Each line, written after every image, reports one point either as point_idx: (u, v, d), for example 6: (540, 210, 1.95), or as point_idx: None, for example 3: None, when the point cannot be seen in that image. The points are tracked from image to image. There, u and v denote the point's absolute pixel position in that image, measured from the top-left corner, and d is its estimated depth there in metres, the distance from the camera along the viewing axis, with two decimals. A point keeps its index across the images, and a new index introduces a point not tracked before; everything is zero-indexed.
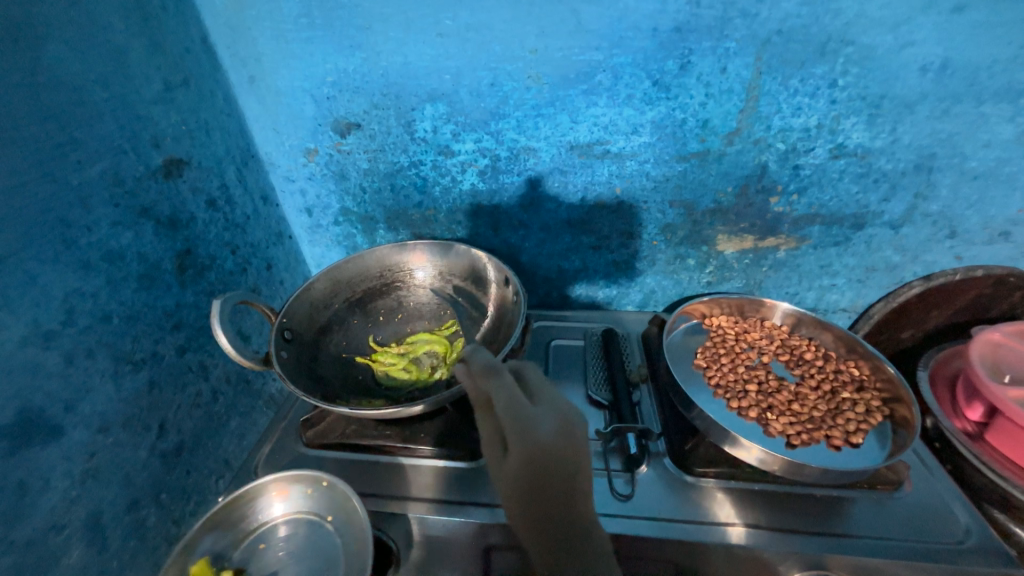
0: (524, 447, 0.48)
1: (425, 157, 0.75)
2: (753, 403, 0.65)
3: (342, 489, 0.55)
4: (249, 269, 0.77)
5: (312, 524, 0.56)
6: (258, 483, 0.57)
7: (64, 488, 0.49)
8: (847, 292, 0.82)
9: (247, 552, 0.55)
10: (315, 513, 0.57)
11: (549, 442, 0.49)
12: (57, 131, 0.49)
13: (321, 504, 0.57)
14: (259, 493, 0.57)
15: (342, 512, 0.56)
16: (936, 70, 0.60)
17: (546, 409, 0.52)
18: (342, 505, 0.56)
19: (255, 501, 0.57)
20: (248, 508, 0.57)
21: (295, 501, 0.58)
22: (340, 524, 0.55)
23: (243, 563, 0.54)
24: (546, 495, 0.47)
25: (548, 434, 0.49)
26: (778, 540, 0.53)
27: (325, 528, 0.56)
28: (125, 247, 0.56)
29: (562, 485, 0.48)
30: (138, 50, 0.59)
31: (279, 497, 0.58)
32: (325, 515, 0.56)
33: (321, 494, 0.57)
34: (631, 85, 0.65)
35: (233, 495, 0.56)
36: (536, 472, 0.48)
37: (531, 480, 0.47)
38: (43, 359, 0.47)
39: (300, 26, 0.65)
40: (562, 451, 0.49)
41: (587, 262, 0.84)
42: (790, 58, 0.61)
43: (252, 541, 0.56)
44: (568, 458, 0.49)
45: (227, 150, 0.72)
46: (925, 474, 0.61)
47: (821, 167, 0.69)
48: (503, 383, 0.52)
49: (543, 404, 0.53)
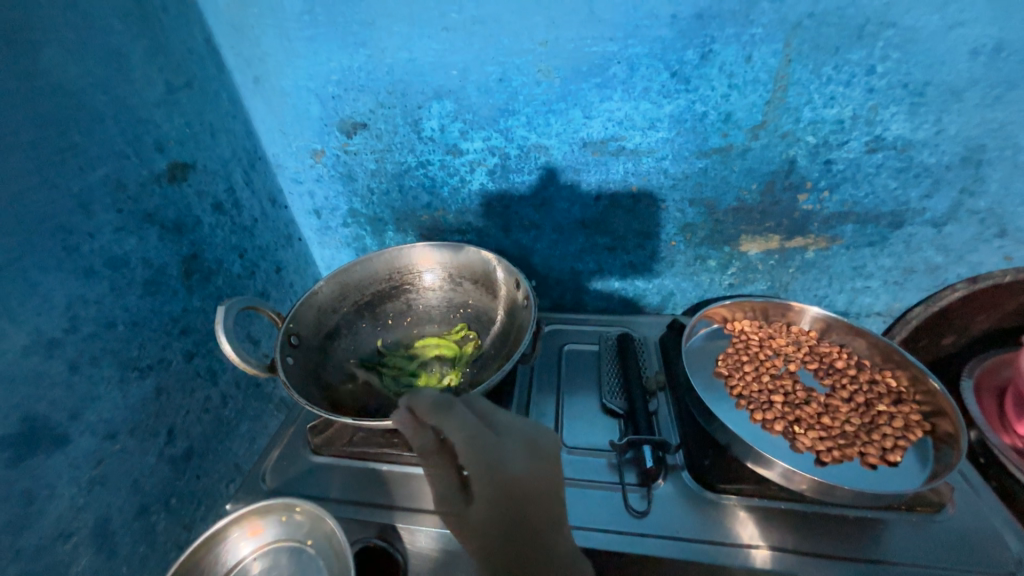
0: (486, 486, 0.46)
1: (432, 156, 0.73)
2: (779, 415, 0.61)
3: (314, 508, 0.53)
4: (258, 272, 0.77)
5: (293, 553, 0.53)
6: (226, 525, 0.53)
7: (71, 496, 0.49)
8: (882, 295, 0.77)
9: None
10: (293, 538, 0.54)
11: (507, 475, 0.46)
12: (58, 137, 0.49)
13: (299, 528, 0.54)
14: (226, 534, 0.53)
15: (321, 531, 0.53)
16: (989, 53, 0.55)
17: (501, 438, 0.48)
18: (320, 528, 0.53)
19: (223, 547, 0.53)
20: (222, 551, 0.53)
21: (271, 532, 0.54)
22: (322, 544, 0.52)
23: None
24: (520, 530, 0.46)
25: (508, 464, 0.46)
26: (806, 565, 0.50)
27: (306, 554, 0.53)
28: (129, 253, 0.55)
29: (535, 519, 0.46)
30: (140, 53, 0.58)
31: (250, 533, 0.54)
32: (304, 540, 0.53)
33: (294, 520, 0.54)
34: (648, 78, 0.62)
35: (202, 540, 0.51)
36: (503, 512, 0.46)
37: (505, 522, 0.46)
38: (47, 368, 0.47)
39: (303, 24, 0.64)
40: (525, 482, 0.46)
41: (602, 263, 0.81)
42: (822, 44, 0.56)
43: None
44: (536, 490, 0.46)
45: (233, 153, 0.71)
46: (972, 495, 0.56)
47: (856, 162, 0.64)
48: (453, 419, 0.48)
49: (499, 436, 0.48)
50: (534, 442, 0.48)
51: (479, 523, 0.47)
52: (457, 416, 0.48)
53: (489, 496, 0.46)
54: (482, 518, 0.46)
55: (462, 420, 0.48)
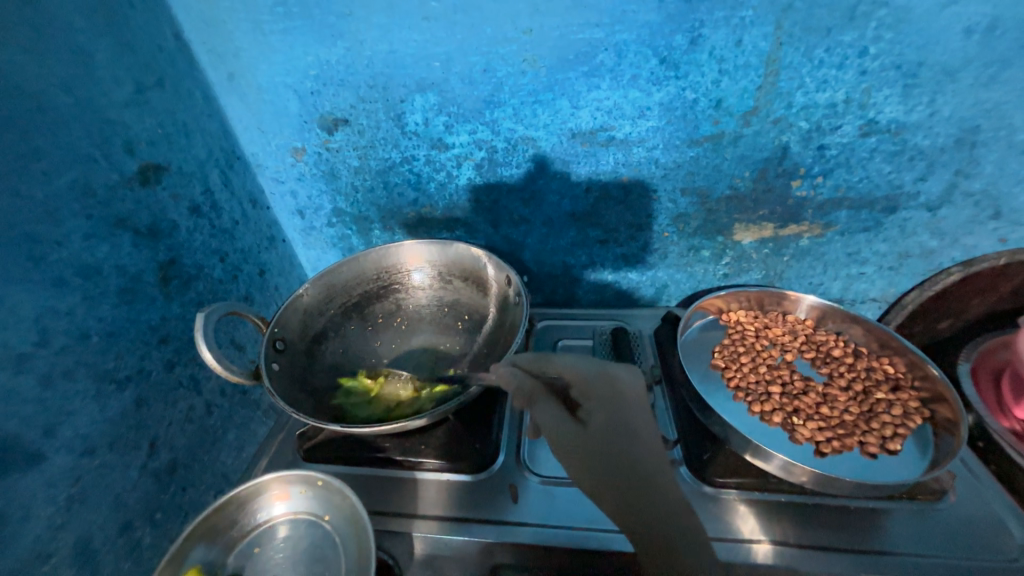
0: (602, 406, 0.55)
1: (418, 152, 0.71)
2: (777, 406, 0.60)
3: (337, 487, 0.53)
4: (241, 276, 0.74)
5: (309, 524, 0.54)
6: (252, 489, 0.54)
7: (48, 516, 0.47)
8: (877, 281, 0.76)
9: (243, 557, 0.53)
10: (313, 513, 0.55)
11: (606, 397, 0.55)
12: (18, 141, 0.46)
13: (319, 504, 0.55)
14: (255, 495, 0.54)
15: (340, 511, 0.53)
16: (983, 32, 0.53)
17: (599, 374, 0.57)
18: (340, 506, 0.54)
19: (247, 509, 0.54)
20: (241, 513, 0.54)
21: (291, 502, 0.56)
22: (339, 523, 0.53)
23: (240, 567, 0.52)
24: (623, 434, 0.52)
25: (624, 392, 0.55)
26: (807, 558, 0.49)
27: (322, 528, 0.54)
28: (101, 261, 0.53)
29: (630, 428, 0.53)
30: (104, 50, 0.55)
31: (276, 499, 0.55)
32: (322, 514, 0.54)
33: (317, 494, 0.55)
34: (636, 65, 0.60)
35: (225, 500, 0.53)
36: (612, 424, 0.53)
37: (609, 437, 0.52)
38: (16, 384, 0.45)
39: (276, 16, 0.61)
40: (628, 401, 0.55)
41: (594, 257, 0.79)
42: (814, 25, 0.55)
43: (248, 545, 0.53)
44: (634, 408, 0.54)
45: (209, 153, 0.69)
46: (972, 481, 0.55)
47: (849, 146, 0.63)
48: (562, 359, 0.60)
49: (590, 367, 0.58)
50: (613, 374, 0.57)
51: (585, 438, 0.52)
52: (562, 359, 0.60)
53: (606, 414, 0.54)
54: (580, 440, 0.52)
55: (569, 359, 0.59)
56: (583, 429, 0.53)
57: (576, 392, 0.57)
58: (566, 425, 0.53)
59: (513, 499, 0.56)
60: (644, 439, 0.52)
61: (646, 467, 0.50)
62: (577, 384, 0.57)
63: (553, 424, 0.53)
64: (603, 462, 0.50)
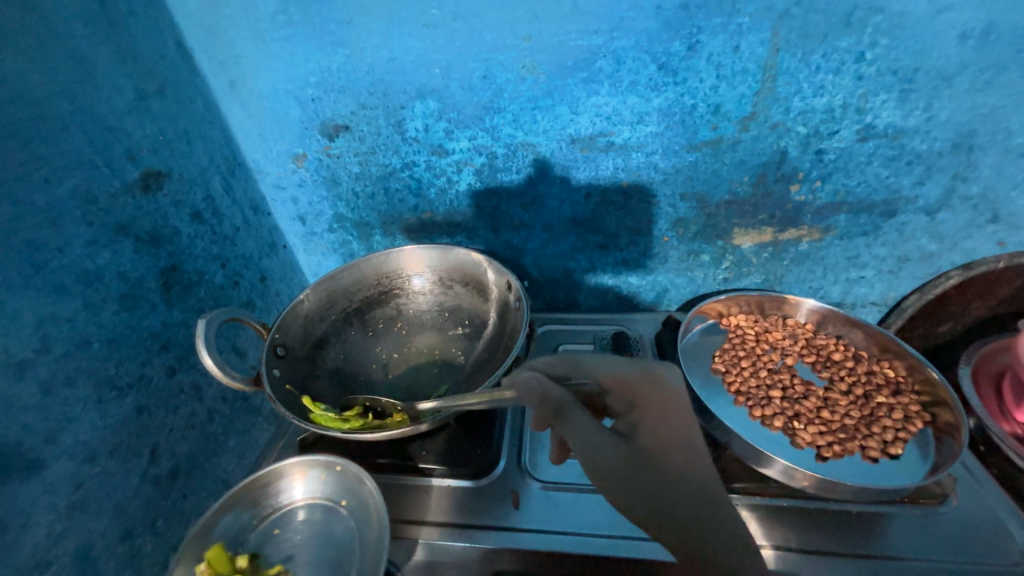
0: (643, 414, 0.48)
1: (418, 157, 0.71)
2: (778, 411, 0.60)
3: (354, 472, 0.55)
4: (242, 282, 0.74)
5: (326, 509, 0.55)
6: (273, 470, 0.56)
7: (48, 523, 0.47)
8: (877, 284, 0.76)
9: (263, 537, 0.54)
10: (330, 498, 0.56)
11: (649, 396, 0.49)
12: (20, 149, 0.47)
13: (336, 490, 0.56)
14: (278, 477, 0.57)
15: (356, 496, 0.55)
16: (978, 37, 0.54)
17: (642, 375, 0.50)
18: (356, 492, 0.55)
19: (268, 490, 0.56)
20: (261, 495, 0.56)
21: (310, 486, 0.57)
22: (355, 507, 0.54)
23: (260, 547, 0.54)
24: (671, 444, 0.45)
25: (670, 393, 0.48)
26: (809, 564, 0.49)
27: (338, 513, 0.55)
28: (102, 267, 0.53)
29: (675, 440, 0.45)
30: (107, 58, 0.56)
31: (297, 482, 0.57)
32: (339, 500, 0.55)
33: (334, 479, 0.56)
34: (635, 71, 0.60)
35: (248, 480, 0.55)
36: (655, 435, 0.46)
37: (653, 450, 0.45)
38: (17, 391, 0.45)
39: (277, 24, 0.62)
40: (674, 406, 0.47)
41: (594, 262, 0.80)
42: (810, 32, 0.55)
43: (268, 525, 0.55)
44: (677, 413, 0.47)
45: (211, 160, 0.69)
46: (974, 486, 0.55)
47: (847, 151, 0.63)
48: (598, 363, 0.53)
49: (630, 367, 0.51)
50: (658, 374, 0.50)
51: (626, 457, 0.44)
52: (597, 362, 0.54)
53: (647, 422, 0.47)
54: (622, 456, 0.44)
55: (605, 362, 0.53)
56: (624, 443, 0.45)
57: (615, 398, 0.51)
58: (602, 445, 0.45)
59: (514, 505, 0.56)
60: (693, 453, 0.44)
61: (685, 479, 0.43)
62: (617, 388, 0.51)
63: (589, 438, 0.46)
64: (641, 486, 0.43)
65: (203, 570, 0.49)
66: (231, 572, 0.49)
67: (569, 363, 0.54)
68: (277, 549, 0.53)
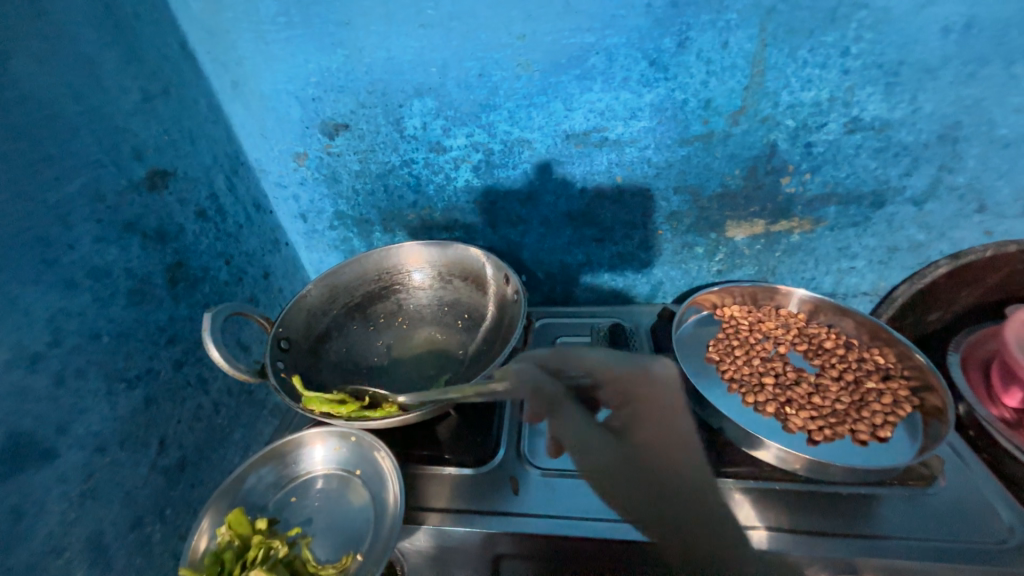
0: (635, 413, 0.55)
1: (417, 155, 0.73)
2: (770, 397, 0.62)
3: (369, 440, 0.59)
4: (246, 279, 0.76)
5: (341, 478, 0.59)
6: (293, 440, 0.60)
7: (61, 511, 0.48)
8: (868, 274, 0.78)
9: (280, 505, 0.57)
10: (345, 467, 0.59)
11: (640, 395, 0.57)
12: (31, 148, 0.48)
13: (351, 460, 0.60)
14: (297, 447, 0.61)
15: (371, 464, 0.58)
16: (959, 31, 0.56)
17: (635, 372, 0.59)
18: (370, 460, 0.59)
19: (286, 461, 0.60)
20: (279, 467, 0.60)
21: (326, 457, 0.61)
22: (368, 474, 0.58)
23: (277, 513, 0.56)
24: (667, 439, 0.52)
25: (662, 392, 0.57)
26: (803, 544, 0.50)
27: (353, 481, 0.58)
28: (110, 263, 0.55)
29: (661, 435, 0.52)
30: (113, 61, 0.57)
31: (314, 453, 0.61)
32: (353, 469, 0.59)
33: (350, 449, 0.60)
34: (627, 67, 0.62)
35: (268, 449, 0.59)
36: (647, 432, 0.52)
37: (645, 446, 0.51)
38: (30, 382, 0.47)
39: (278, 25, 0.63)
40: (660, 403, 0.56)
41: (591, 255, 0.81)
42: (797, 27, 0.57)
43: (285, 495, 0.58)
44: (663, 413, 0.55)
45: (214, 159, 0.71)
46: (962, 467, 0.56)
47: (835, 144, 0.65)
48: (590, 358, 0.61)
49: (621, 369, 0.59)
50: (650, 371, 0.59)
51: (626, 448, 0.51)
52: (589, 357, 0.62)
53: (637, 419, 0.54)
54: (623, 451, 0.51)
55: (597, 359, 0.61)
56: (615, 440, 0.52)
57: (608, 394, 0.59)
58: (602, 438, 0.53)
59: (513, 492, 0.58)
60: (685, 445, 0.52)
61: (676, 474, 0.49)
62: (610, 385, 0.59)
63: (584, 435, 0.54)
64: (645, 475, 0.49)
65: (223, 533, 0.50)
66: (251, 534, 0.51)
67: (568, 355, 0.62)
68: (294, 514, 0.56)
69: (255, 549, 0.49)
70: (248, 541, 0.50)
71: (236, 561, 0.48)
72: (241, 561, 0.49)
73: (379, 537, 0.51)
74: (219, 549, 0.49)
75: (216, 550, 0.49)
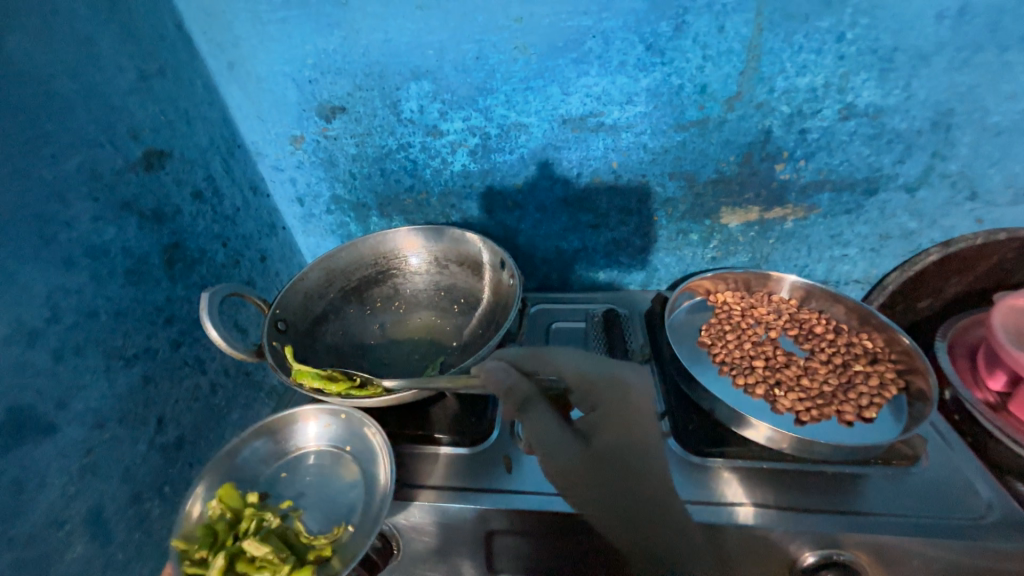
0: (604, 416, 0.57)
1: (413, 139, 0.73)
2: (760, 379, 0.63)
3: (359, 416, 0.61)
4: (243, 262, 0.76)
5: (331, 454, 0.60)
6: (281, 416, 0.61)
7: (62, 484, 0.49)
8: (859, 262, 0.79)
9: (270, 481, 0.58)
10: (334, 444, 0.60)
11: (611, 399, 0.58)
12: (28, 124, 0.48)
13: (341, 436, 0.61)
14: (288, 424, 0.61)
15: (360, 440, 0.60)
16: (954, 17, 0.56)
17: (605, 377, 0.60)
18: (359, 436, 0.60)
19: (274, 438, 0.61)
20: (268, 443, 0.60)
21: (314, 435, 0.61)
22: (358, 450, 0.59)
23: (267, 488, 0.57)
24: (629, 451, 0.55)
25: (631, 400, 0.58)
26: (786, 519, 0.51)
27: (343, 457, 0.59)
28: (108, 242, 0.55)
29: (628, 442, 0.55)
30: (109, 39, 0.57)
31: (304, 430, 0.62)
32: (342, 445, 0.60)
33: (339, 426, 0.61)
34: (624, 51, 0.62)
35: (257, 425, 0.60)
36: (612, 436, 0.55)
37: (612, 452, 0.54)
38: (30, 357, 0.47)
39: (275, 6, 0.63)
40: (627, 410, 0.57)
41: (586, 241, 0.82)
42: (793, 12, 0.57)
43: (274, 471, 0.59)
44: (631, 418, 0.57)
45: (211, 141, 0.71)
46: (943, 447, 0.58)
47: (829, 130, 0.65)
48: (563, 360, 0.60)
49: (595, 373, 0.60)
50: (621, 378, 0.59)
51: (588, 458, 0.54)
52: (562, 358, 0.61)
53: (606, 423, 0.56)
54: (585, 460, 0.54)
55: (571, 359, 0.60)
56: (585, 443, 0.55)
57: (579, 395, 0.59)
58: (568, 446, 0.55)
59: (507, 470, 0.58)
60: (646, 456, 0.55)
61: (641, 479, 0.53)
62: (582, 388, 0.59)
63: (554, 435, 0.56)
64: (604, 485, 0.53)
65: (215, 505, 0.52)
66: (243, 506, 0.52)
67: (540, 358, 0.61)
68: (285, 489, 0.57)
69: (247, 521, 0.50)
70: (240, 513, 0.52)
71: (229, 532, 0.50)
72: (234, 531, 0.50)
73: (371, 508, 0.53)
74: (212, 520, 0.50)
75: (209, 521, 0.50)
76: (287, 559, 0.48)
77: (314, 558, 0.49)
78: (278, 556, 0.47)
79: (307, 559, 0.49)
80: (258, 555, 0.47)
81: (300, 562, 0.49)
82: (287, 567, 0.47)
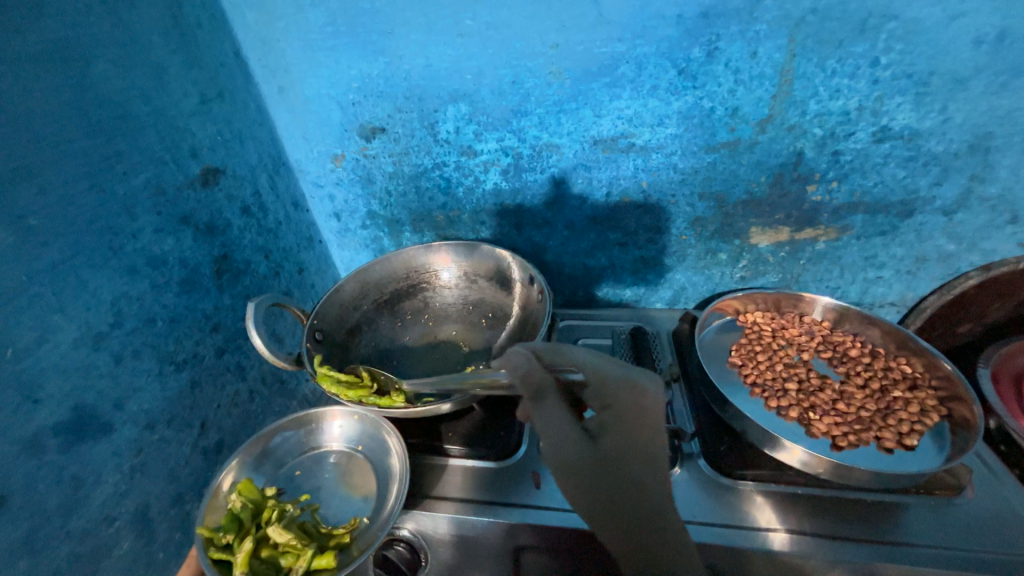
0: (616, 418, 0.49)
1: (448, 158, 0.76)
2: (793, 402, 0.62)
3: (373, 418, 0.62)
4: (282, 273, 0.80)
5: (344, 454, 0.61)
6: (297, 416, 0.63)
7: (115, 482, 0.51)
8: (895, 285, 0.77)
9: (285, 479, 0.59)
10: (346, 443, 0.62)
11: (625, 402, 0.49)
12: (105, 144, 0.53)
13: (352, 436, 0.62)
14: (303, 425, 0.63)
15: (372, 438, 0.62)
16: (992, 42, 0.56)
17: (622, 381, 0.51)
18: (372, 436, 0.62)
19: (284, 438, 0.62)
20: (282, 442, 0.61)
21: (327, 434, 0.63)
22: (372, 450, 0.61)
23: (283, 484, 0.58)
24: (634, 461, 0.47)
25: (647, 406, 0.49)
26: (824, 546, 0.50)
27: (357, 457, 0.61)
28: (167, 253, 0.59)
29: (637, 448, 0.48)
30: (177, 66, 0.62)
31: (316, 430, 0.63)
32: (356, 446, 0.62)
33: (352, 428, 0.63)
34: (656, 75, 0.64)
35: (274, 424, 0.61)
36: (620, 441, 0.48)
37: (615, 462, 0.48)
38: (93, 359, 0.50)
39: (325, 34, 0.67)
40: (642, 419, 0.48)
41: (613, 259, 0.83)
42: (826, 38, 0.58)
43: (288, 470, 0.60)
44: (649, 424, 0.48)
45: (259, 159, 0.75)
46: (990, 480, 0.56)
47: (863, 152, 0.65)
48: (583, 353, 0.54)
49: (615, 372, 0.52)
50: (637, 383, 0.50)
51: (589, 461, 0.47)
52: (583, 353, 0.54)
53: (618, 426, 0.49)
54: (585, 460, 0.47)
55: (589, 355, 0.53)
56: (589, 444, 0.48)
57: (593, 394, 0.52)
58: (574, 442, 0.48)
59: (535, 485, 0.58)
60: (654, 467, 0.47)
61: (647, 490, 0.46)
62: (597, 384, 0.52)
63: (559, 433, 0.49)
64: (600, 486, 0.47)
65: (235, 497, 0.53)
66: (262, 498, 0.54)
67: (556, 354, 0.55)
68: (300, 485, 0.58)
69: (269, 510, 0.52)
70: (259, 505, 0.53)
71: (252, 520, 0.51)
72: (256, 520, 0.52)
73: (388, 498, 0.55)
74: (234, 510, 0.51)
75: (232, 511, 0.51)
76: (309, 545, 0.49)
77: (333, 544, 0.51)
78: (300, 541, 0.49)
79: (327, 546, 0.50)
80: (281, 541, 0.49)
81: (320, 549, 0.50)
82: (310, 552, 0.48)
